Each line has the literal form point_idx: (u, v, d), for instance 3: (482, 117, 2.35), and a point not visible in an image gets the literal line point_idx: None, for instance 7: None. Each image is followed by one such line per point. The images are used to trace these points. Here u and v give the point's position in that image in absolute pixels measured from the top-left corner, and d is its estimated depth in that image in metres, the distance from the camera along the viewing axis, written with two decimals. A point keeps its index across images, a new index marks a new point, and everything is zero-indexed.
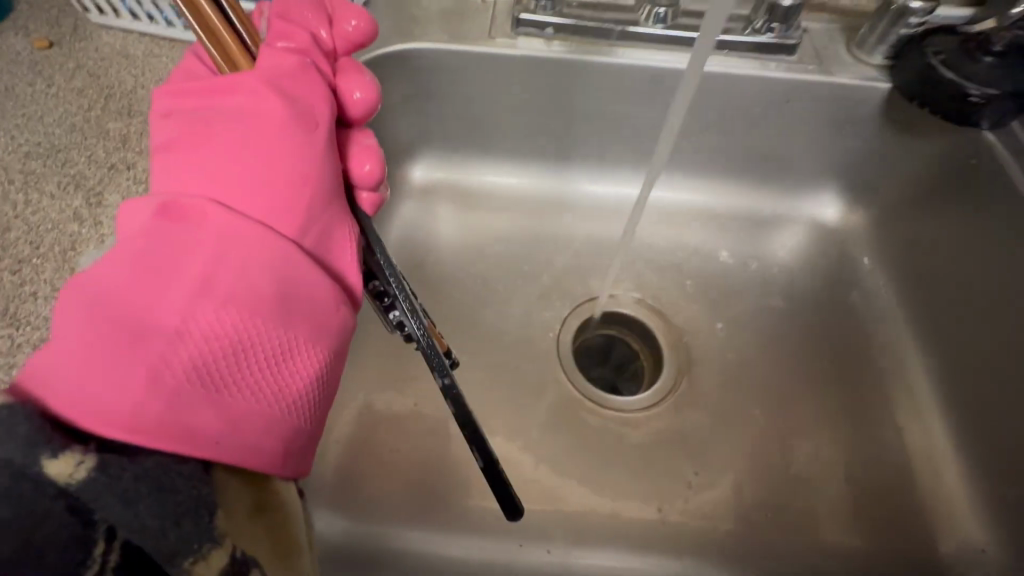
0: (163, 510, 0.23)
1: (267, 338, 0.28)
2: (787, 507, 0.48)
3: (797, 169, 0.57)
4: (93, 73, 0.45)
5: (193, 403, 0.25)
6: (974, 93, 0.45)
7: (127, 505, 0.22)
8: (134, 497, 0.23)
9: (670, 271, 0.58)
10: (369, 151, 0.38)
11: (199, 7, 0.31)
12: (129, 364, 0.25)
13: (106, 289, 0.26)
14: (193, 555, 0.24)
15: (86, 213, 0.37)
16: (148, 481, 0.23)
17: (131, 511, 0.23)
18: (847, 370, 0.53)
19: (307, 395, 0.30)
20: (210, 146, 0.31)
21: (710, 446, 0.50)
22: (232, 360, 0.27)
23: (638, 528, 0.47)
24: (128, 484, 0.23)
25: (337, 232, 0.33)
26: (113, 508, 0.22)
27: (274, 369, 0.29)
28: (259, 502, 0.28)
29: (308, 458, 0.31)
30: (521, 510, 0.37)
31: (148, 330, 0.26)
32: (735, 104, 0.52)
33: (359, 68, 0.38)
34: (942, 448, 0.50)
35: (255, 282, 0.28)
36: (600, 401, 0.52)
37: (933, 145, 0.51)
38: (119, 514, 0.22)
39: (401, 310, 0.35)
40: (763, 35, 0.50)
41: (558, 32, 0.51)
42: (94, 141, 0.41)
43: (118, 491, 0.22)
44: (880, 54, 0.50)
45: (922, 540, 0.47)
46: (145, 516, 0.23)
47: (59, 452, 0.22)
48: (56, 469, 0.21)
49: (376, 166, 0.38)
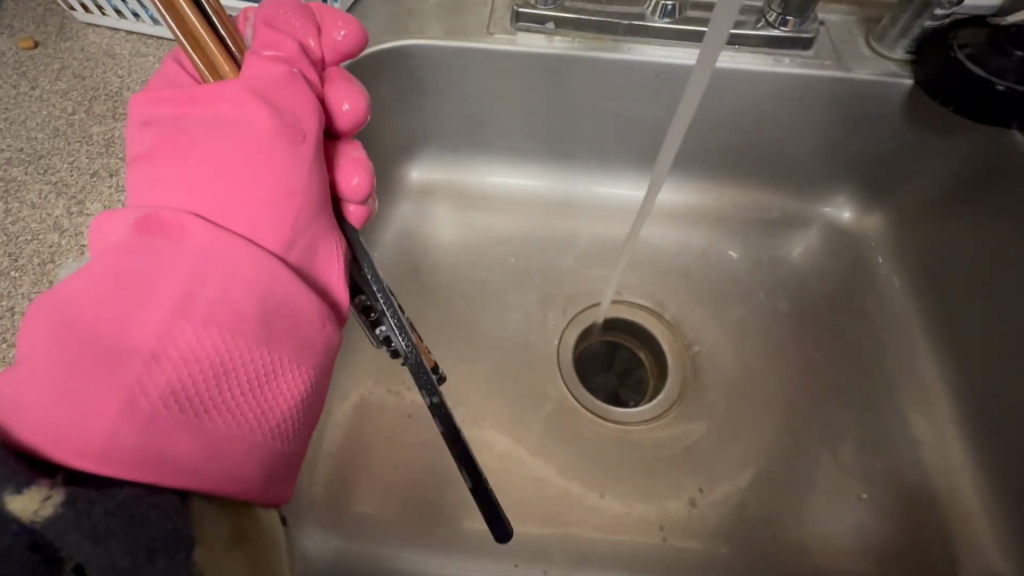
0: (134, 546, 0.22)
1: (250, 359, 0.27)
2: (795, 527, 0.46)
3: (812, 170, 0.55)
4: (77, 74, 0.44)
5: (168, 431, 0.24)
6: (1001, 88, 0.41)
7: (96, 541, 0.21)
8: (104, 534, 0.21)
9: (677, 275, 0.56)
10: (357, 163, 0.36)
11: (180, 11, 0.30)
12: (102, 390, 0.23)
13: (80, 307, 0.25)
14: None
15: (66, 223, 0.36)
16: (120, 515, 0.22)
17: (102, 548, 0.21)
18: (860, 381, 0.51)
19: (291, 416, 0.29)
20: (191, 156, 0.29)
21: (715, 461, 0.48)
22: (212, 384, 0.26)
23: (639, 547, 0.45)
24: (97, 520, 0.22)
25: (324, 244, 0.32)
26: (82, 543, 0.21)
27: (257, 392, 0.27)
28: (238, 529, 0.26)
29: (290, 481, 0.30)
30: (510, 531, 0.36)
31: (122, 352, 0.24)
32: (747, 101, 0.49)
33: (347, 78, 0.37)
34: (958, 464, 0.48)
35: (236, 300, 0.27)
36: (600, 412, 0.51)
37: (957, 146, 0.48)
38: (90, 551, 0.21)
39: (388, 326, 0.34)
40: (777, 29, 0.47)
41: (560, 26, 0.48)
42: (77, 146, 0.40)
43: (87, 528, 0.21)
44: (901, 49, 0.47)
45: (938, 563, 0.45)
46: (115, 553, 0.22)
47: (23, 486, 0.21)
48: (19, 505, 0.20)
49: (365, 179, 0.36)
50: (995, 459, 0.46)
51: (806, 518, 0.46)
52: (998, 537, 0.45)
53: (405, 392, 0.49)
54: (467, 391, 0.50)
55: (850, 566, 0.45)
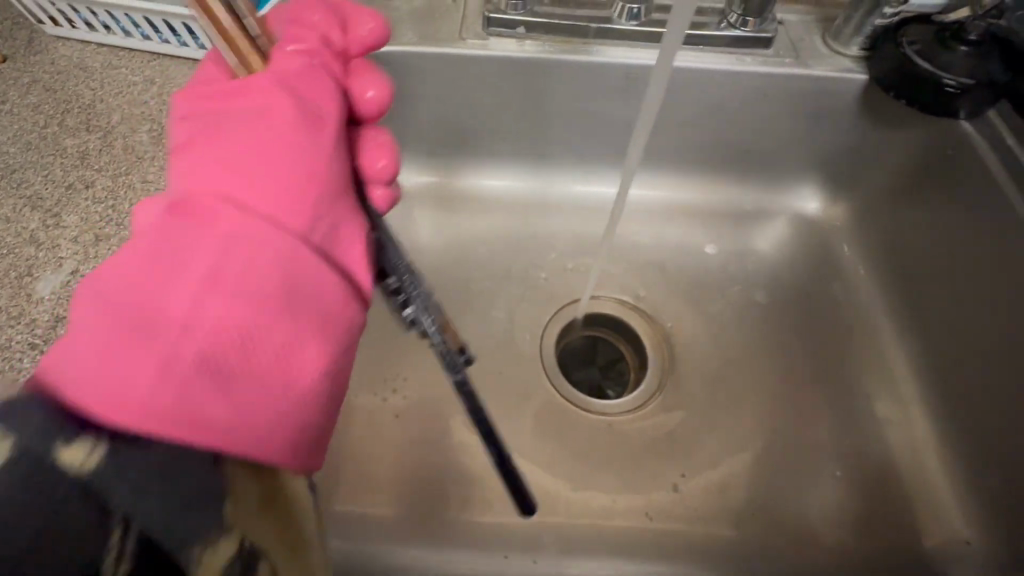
0: (175, 501, 0.22)
1: (277, 332, 0.26)
2: (774, 506, 0.48)
3: (779, 162, 0.57)
4: (48, 87, 0.44)
5: (204, 395, 0.23)
6: (949, 83, 0.44)
7: (139, 496, 0.21)
8: (146, 490, 0.21)
9: (652, 269, 0.58)
10: (382, 148, 0.37)
11: (218, 13, 0.27)
12: (141, 354, 0.23)
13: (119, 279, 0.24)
14: (201, 544, 0.23)
15: (43, 236, 0.36)
16: (158, 473, 0.22)
17: (143, 501, 0.21)
18: (832, 365, 0.53)
19: (320, 394, 0.28)
20: (221, 141, 0.29)
21: (696, 448, 0.50)
22: (246, 352, 0.25)
23: (625, 533, 0.47)
24: (138, 476, 0.21)
25: (348, 224, 0.31)
26: (126, 497, 0.21)
27: (285, 365, 0.27)
28: (265, 492, 0.26)
29: (319, 454, 0.29)
30: (533, 506, 0.40)
31: (159, 322, 0.24)
32: (711, 98, 0.51)
33: (372, 69, 0.37)
34: (925, 439, 0.50)
35: (266, 273, 0.26)
36: (583, 404, 0.52)
37: (912, 136, 0.51)
38: (133, 505, 0.21)
39: (415, 307, 0.35)
40: (738, 29, 0.49)
41: (531, 30, 0.50)
42: (52, 160, 0.40)
43: (130, 482, 0.21)
44: (856, 46, 0.49)
45: (911, 534, 0.47)
46: (160, 504, 0.21)
47: (72, 440, 0.20)
48: (69, 458, 0.20)
49: (391, 163, 0.37)
50: (958, 431, 0.48)
51: (787, 496, 0.48)
52: (964, 504, 0.47)
53: (391, 395, 0.50)
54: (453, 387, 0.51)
55: (829, 535, 0.47)
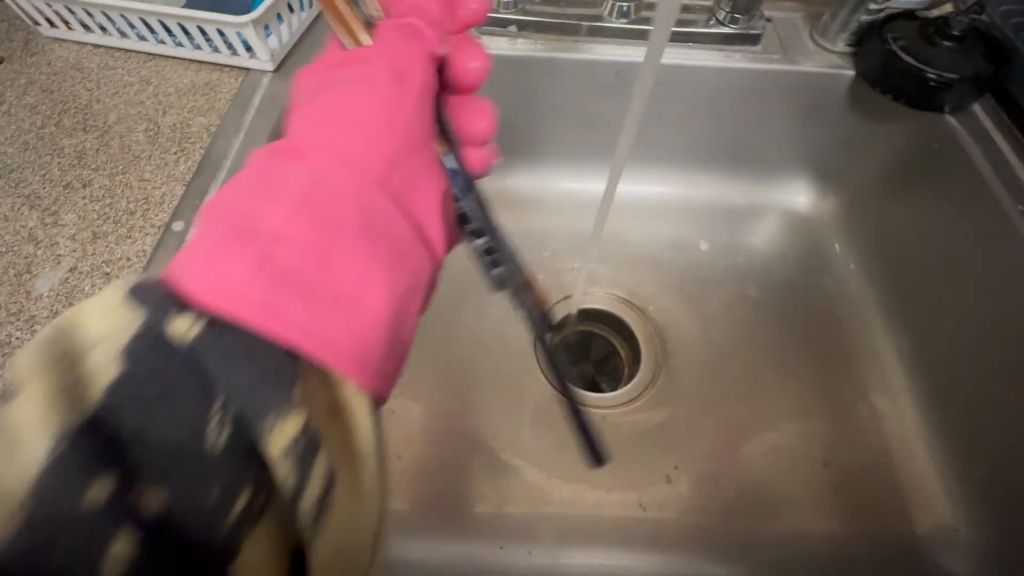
0: (255, 376, 0.21)
1: (361, 256, 0.26)
2: (765, 496, 0.48)
3: (768, 158, 0.58)
4: (46, 88, 0.44)
5: (295, 301, 0.23)
6: (932, 77, 0.45)
7: (228, 364, 0.21)
8: (236, 361, 0.21)
9: (646, 265, 0.58)
10: (481, 111, 0.38)
11: None
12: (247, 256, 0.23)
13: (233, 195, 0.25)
14: (270, 419, 0.22)
15: (41, 234, 0.37)
16: (244, 357, 0.21)
17: (228, 371, 0.21)
18: (824, 356, 0.53)
19: (394, 341, 0.27)
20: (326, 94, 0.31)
21: (689, 439, 0.50)
22: (333, 269, 0.25)
23: (618, 523, 0.47)
24: (227, 347, 0.21)
25: (424, 177, 0.32)
26: (218, 365, 0.21)
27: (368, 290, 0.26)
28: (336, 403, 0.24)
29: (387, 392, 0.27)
30: (605, 459, 0.46)
31: (259, 232, 0.24)
32: (700, 95, 0.52)
33: (474, 45, 0.39)
34: (915, 429, 0.50)
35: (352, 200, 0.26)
36: (576, 398, 0.52)
37: (900, 130, 0.51)
38: (224, 376, 0.21)
39: (504, 268, 0.38)
40: (726, 26, 0.50)
41: (523, 29, 0.50)
42: (49, 159, 0.40)
43: (219, 352, 0.21)
44: (842, 42, 0.51)
45: (900, 522, 0.47)
46: (237, 377, 0.21)
47: (184, 310, 0.21)
48: (179, 325, 0.21)
49: (488, 124, 0.38)
50: (948, 421, 0.49)
51: (779, 486, 0.49)
52: (953, 491, 0.48)
53: None
54: (449, 382, 0.52)
55: (819, 525, 0.47)
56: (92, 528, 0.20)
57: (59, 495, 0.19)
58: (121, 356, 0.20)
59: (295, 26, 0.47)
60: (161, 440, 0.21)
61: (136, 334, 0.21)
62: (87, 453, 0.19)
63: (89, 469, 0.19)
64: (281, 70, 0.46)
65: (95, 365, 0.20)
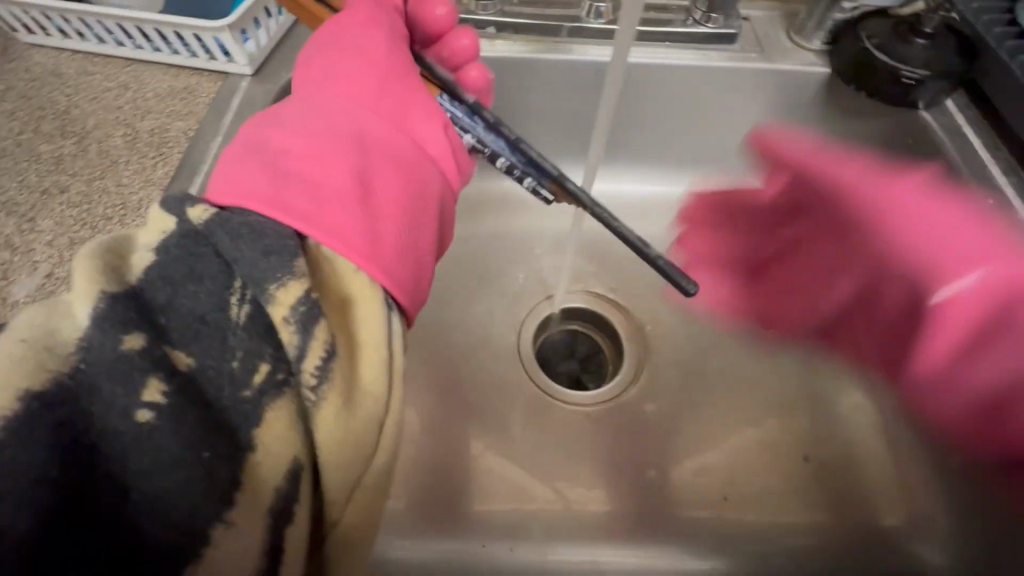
0: (258, 246, 0.24)
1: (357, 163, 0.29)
2: (746, 490, 0.49)
3: (750, 155, 0.58)
4: (23, 94, 0.44)
5: (300, 198, 0.26)
6: (906, 74, 0.46)
7: (235, 238, 0.24)
8: (241, 234, 0.24)
9: (630, 264, 0.59)
10: (462, 39, 0.41)
11: None
12: (258, 170, 0.27)
13: (251, 135, 0.30)
14: (276, 280, 0.23)
15: (18, 240, 0.37)
16: (248, 230, 0.24)
17: (234, 245, 0.24)
18: (803, 351, 0.54)
19: (398, 225, 0.29)
20: (321, 60, 0.36)
21: (672, 435, 0.51)
22: (333, 172, 0.28)
23: (601, 520, 0.47)
24: (236, 224, 0.24)
25: (416, 105, 0.35)
26: (227, 240, 0.24)
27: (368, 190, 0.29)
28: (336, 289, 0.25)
29: (409, 281, 0.28)
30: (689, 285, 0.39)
31: (266, 154, 0.28)
32: (679, 93, 0.53)
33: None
34: (890, 422, 0.51)
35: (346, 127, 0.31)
36: (560, 395, 0.53)
37: (875, 127, 0.52)
38: (230, 247, 0.24)
39: (530, 176, 0.38)
40: (703, 26, 0.51)
41: (501, 30, 0.51)
42: (26, 165, 0.40)
43: (229, 228, 0.24)
44: (818, 40, 0.51)
45: (874, 513, 0.48)
46: (242, 246, 0.24)
47: (194, 204, 0.25)
48: (193, 213, 0.24)
49: (472, 40, 0.41)
50: None
51: (760, 481, 0.49)
52: (926, 481, 0.49)
53: None
54: (433, 383, 0.52)
55: (799, 518, 0.48)
56: (123, 374, 0.20)
57: (98, 346, 0.20)
58: (155, 250, 0.23)
59: (273, 30, 0.47)
60: (191, 308, 0.22)
61: (174, 231, 0.24)
62: (122, 312, 0.21)
63: (123, 323, 0.21)
64: (260, 74, 0.46)
65: (136, 261, 0.23)
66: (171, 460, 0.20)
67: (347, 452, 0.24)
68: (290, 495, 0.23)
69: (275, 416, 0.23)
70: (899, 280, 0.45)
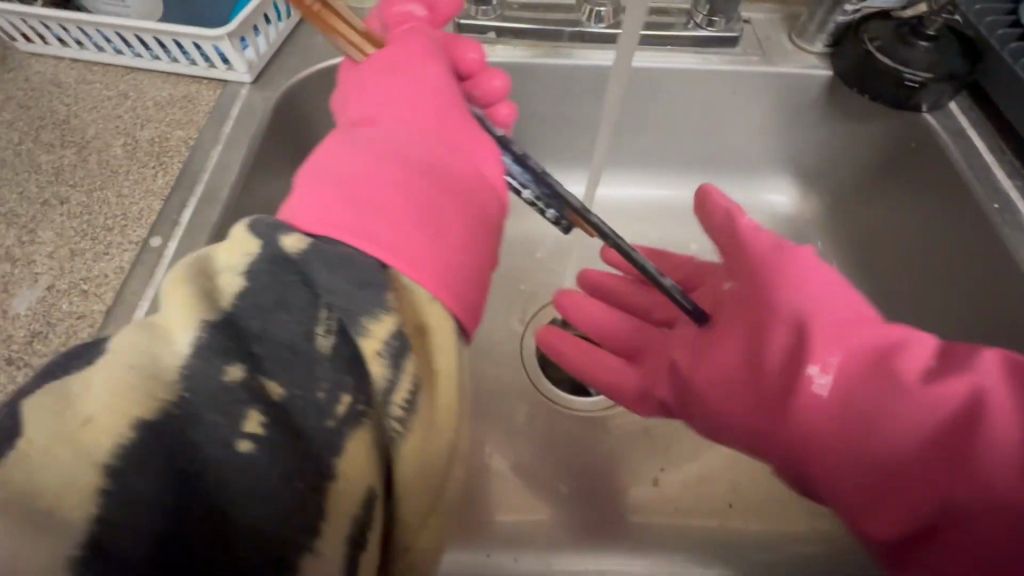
0: (352, 277, 0.23)
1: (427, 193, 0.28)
2: (750, 497, 0.49)
3: (751, 158, 0.58)
4: (23, 105, 0.44)
5: (378, 231, 0.25)
6: (909, 77, 0.46)
7: (329, 269, 0.23)
8: (335, 264, 0.23)
9: None
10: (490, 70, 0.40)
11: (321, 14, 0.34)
12: (334, 199, 0.26)
13: (320, 162, 0.28)
14: (366, 312, 0.23)
15: (18, 253, 0.37)
16: (339, 263, 0.23)
17: (329, 275, 0.23)
18: None
19: (466, 256, 0.28)
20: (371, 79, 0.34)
21: (675, 440, 0.51)
22: (404, 203, 0.27)
23: (605, 528, 0.47)
24: (330, 253, 0.24)
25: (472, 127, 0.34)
26: (320, 269, 0.23)
27: (436, 221, 0.27)
28: (415, 319, 0.24)
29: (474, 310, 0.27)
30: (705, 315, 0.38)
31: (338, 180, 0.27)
32: (679, 97, 0.53)
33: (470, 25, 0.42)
34: None
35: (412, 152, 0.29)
36: (563, 403, 0.52)
37: (879, 129, 0.51)
38: (325, 278, 0.23)
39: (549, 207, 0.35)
40: (704, 29, 0.50)
41: (501, 35, 0.50)
42: (26, 176, 0.40)
43: (324, 259, 0.23)
44: (820, 42, 0.51)
45: None
46: (334, 278, 0.23)
47: (290, 233, 0.24)
48: (290, 241, 0.24)
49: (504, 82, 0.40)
50: None
51: (763, 487, 0.49)
52: None
53: None
54: None
55: (803, 526, 0.48)
56: (226, 404, 0.21)
57: (201, 376, 0.21)
58: (243, 274, 0.23)
59: (272, 37, 0.47)
60: (279, 337, 0.22)
61: (259, 254, 0.23)
62: (224, 341, 0.21)
63: (224, 353, 0.21)
64: (259, 82, 0.46)
65: (224, 286, 0.22)
66: (274, 490, 0.21)
67: (425, 481, 0.24)
68: (365, 527, 0.23)
69: (356, 445, 0.22)
70: (781, 331, 0.32)
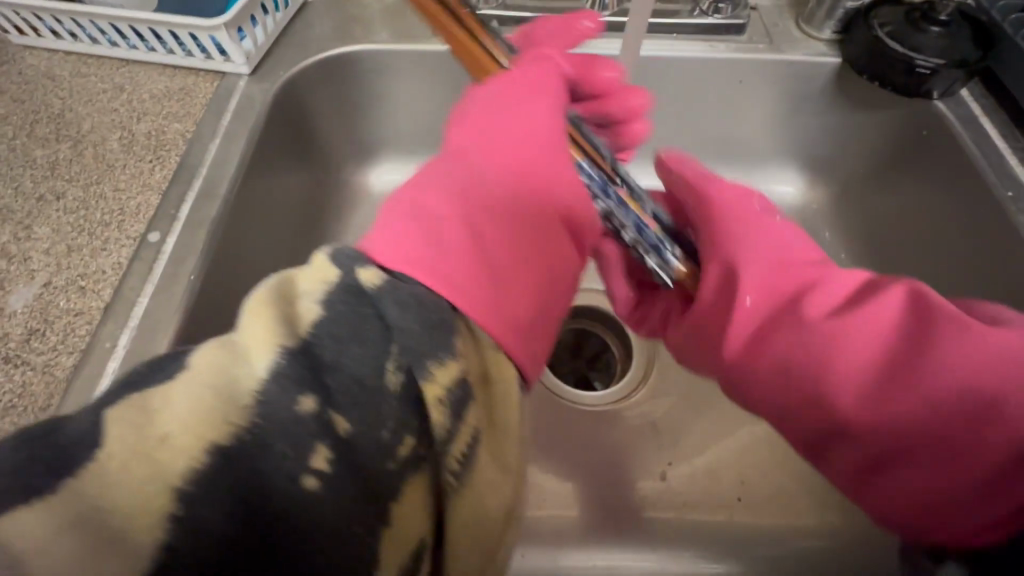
0: (423, 320, 0.21)
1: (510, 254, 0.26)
2: (758, 490, 0.48)
3: (758, 148, 0.57)
4: (16, 98, 0.43)
5: (467, 292, 0.23)
6: (921, 63, 0.45)
7: (403, 309, 0.21)
8: (405, 304, 0.21)
9: None
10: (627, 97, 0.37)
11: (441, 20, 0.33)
12: (429, 249, 0.24)
13: (413, 197, 0.26)
14: (434, 358, 0.21)
15: (14, 249, 0.36)
16: (415, 309, 0.21)
17: (403, 316, 0.21)
18: None
19: (535, 323, 0.26)
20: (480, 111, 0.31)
21: (682, 433, 0.50)
22: (490, 264, 0.25)
23: (613, 523, 0.47)
24: (403, 293, 0.22)
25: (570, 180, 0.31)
26: (392, 308, 0.21)
27: (518, 287, 0.25)
28: (482, 370, 0.23)
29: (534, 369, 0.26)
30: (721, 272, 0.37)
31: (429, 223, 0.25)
32: (686, 85, 0.52)
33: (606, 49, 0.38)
34: None
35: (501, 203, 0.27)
36: (571, 397, 0.52)
37: (888, 118, 0.51)
38: (397, 317, 0.21)
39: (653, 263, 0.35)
40: (710, 17, 0.50)
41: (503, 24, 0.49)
42: (21, 171, 0.39)
43: (398, 297, 0.21)
44: (828, 29, 0.50)
45: None
46: (406, 319, 0.21)
47: (363, 267, 0.22)
48: (365, 276, 0.22)
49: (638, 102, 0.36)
50: None
51: (771, 481, 0.48)
52: None
53: None
54: None
55: (812, 520, 0.47)
56: (297, 438, 0.18)
57: (276, 403, 0.19)
58: (320, 301, 0.21)
59: (271, 28, 0.46)
60: (351, 370, 0.20)
61: (337, 284, 0.21)
62: (300, 367, 0.19)
63: (300, 382, 0.19)
64: (258, 74, 0.46)
65: (303, 309, 0.21)
66: (341, 525, 0.19)
67: (475, 529, 0.23)
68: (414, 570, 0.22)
69: (413, 491, 0.21)
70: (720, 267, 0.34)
